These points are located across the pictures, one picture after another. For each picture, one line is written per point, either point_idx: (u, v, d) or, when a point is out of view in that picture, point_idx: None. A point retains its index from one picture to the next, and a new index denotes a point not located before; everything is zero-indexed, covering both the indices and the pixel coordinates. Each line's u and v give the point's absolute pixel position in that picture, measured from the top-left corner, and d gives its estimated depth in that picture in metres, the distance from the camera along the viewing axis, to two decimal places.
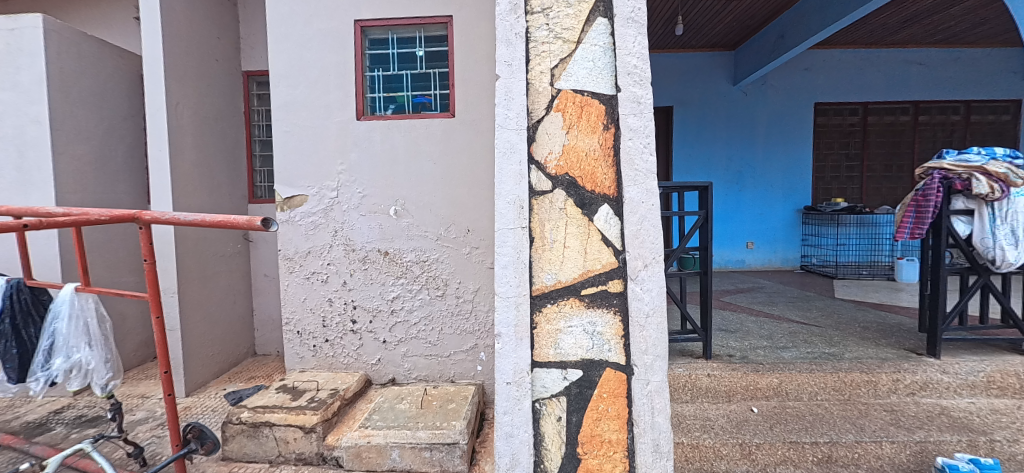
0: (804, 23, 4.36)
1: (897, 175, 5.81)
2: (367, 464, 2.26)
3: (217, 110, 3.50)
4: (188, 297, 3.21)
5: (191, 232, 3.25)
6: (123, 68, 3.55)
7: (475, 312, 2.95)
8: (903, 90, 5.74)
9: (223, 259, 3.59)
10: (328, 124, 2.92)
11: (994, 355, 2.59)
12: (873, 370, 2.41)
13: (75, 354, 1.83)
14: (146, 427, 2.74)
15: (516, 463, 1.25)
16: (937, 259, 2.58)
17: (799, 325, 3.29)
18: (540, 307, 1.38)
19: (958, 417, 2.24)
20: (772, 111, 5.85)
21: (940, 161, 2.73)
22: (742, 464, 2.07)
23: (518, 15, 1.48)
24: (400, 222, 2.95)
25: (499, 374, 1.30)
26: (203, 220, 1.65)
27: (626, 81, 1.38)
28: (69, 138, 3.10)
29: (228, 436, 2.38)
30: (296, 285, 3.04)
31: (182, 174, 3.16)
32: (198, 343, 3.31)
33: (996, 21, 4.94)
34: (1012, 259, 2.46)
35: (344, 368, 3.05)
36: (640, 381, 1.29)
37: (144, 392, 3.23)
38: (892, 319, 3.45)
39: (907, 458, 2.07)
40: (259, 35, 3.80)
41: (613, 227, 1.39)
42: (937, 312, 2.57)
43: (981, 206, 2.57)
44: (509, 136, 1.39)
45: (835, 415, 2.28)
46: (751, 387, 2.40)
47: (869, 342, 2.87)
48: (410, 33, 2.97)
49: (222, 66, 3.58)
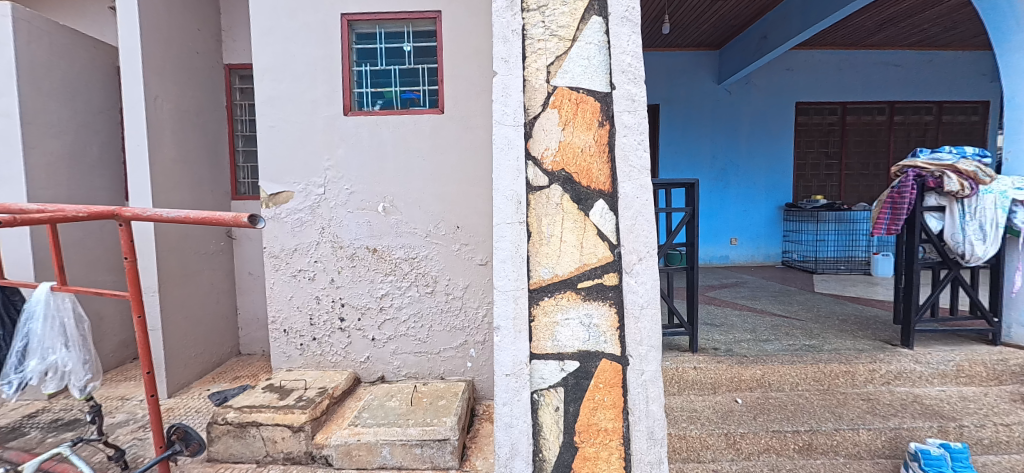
0: (788, 23, 4.44)
1: (874, 173, 6.02)
2: (358, 462, 2.25)
3: (199, 104, 3.42)
4: (169, 296, 3.13)
5: (172, 229, 3.17)
6: (97, 61, 3.44)
7: (465, 308, 2.96)
8: (880, 91, 5.94)
9: (206, 258, 3.52)
10: (315, 119, 2.88)
11: (963, 345, 2.71)
12: (851, 361, 2.49)
13: (51, 355, 1.77)
14: (127, 429, 2.68)
15: (515, 453, 1.27)
16: (911, 253, 2.69)
17: (781, 319, 3.38)
18: (537, 300, 1.40)
19: (930, 404, 2.36)
20: (755, 108, 5.97)
21: (914, 160, 2.82)
22: (728, 453, 2.16)
23: (514, 13, 1.48)
24: (389, 219, 2.93)
25: (498, 366, 1.31)
26: (187, 217, 1.61)
27: (620, 79, 1.41)
28: (41, 132, 2.99)
29: (213, 437, 2.34)
30: (282, 283, 2.99)
31: (163, 170, 3.08)
32: (182, 343, 3.24)
33: (966, 25, 5.15)
34: (979, 253, 2.59)
35: (332, 366, 3.03)
36: (634, 371, 1.31)
37: (124, 394, 3.14)
38: (868, 312, 3.57)
39: (882, 444, 2.17)
40: (243, 29, 3.72)
41: (608, 222, 1.42)
42: (910, 305, 2.67)
43: (952, 203, 2.67)
44: (506, 132, 1.40)
45: (815, 404, 2.36)
46: (735, 379, 2.45)
47: (847, 334, 2.97)
48: (399, 28, 2.95)
49: (203, 59, 3.50)
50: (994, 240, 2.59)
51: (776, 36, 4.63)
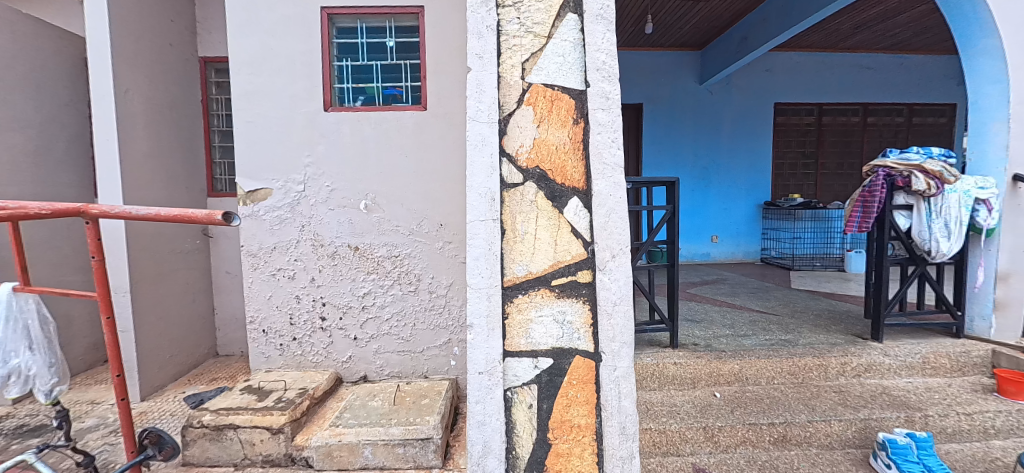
0: (768, 24, 4.52)
1: (848, 172, 6.21)
2: (339, 463, 2.22)
3: (172, 98, 3.32)
4: (142, 296, 3.03)
5: (145, 227, 3.07)
6: (63, 52, 3.29)
7: (448, 306, 2.95)
8: (855, 92, 6.11)
9: (181, 257, 3.41)
10: (293, 114, 2.82)
11: (929, 339, 2.83)
12: (824, 355, 2.57)
13: (13, 358, 1.69)
14: (97, 434, 2.58)
15: (488, 451, 1.27)
16: (882, 250, 2.78)
17: (758, 315, 3.47)
18: (511, 297, 1.40)
19: (897, 396, 2.44)
20: (736, 109, 6.08)
21: (884, 160, 2.91)
22: (706, 447, 2.20)
23: (489, 8, 1.47)
24: (371, 217, 2.89)
25: (472, 365, 1.31)
26: (157, 214, 1.55)
27: (595, 77, 1.41)
28: (3, 125, 2.86)
29: (189, 440, 2.28)
30: (261, 282, 2.92)
31: (134, 165, 2.97)
32: (156, 345, 3.15)
33: (936, 30, 5.34)
34: (945, 250, 2.71)
35: (313, 366, 2.98)
36: (607, 367, 1.33)
37: (94, 398, 3.03)
38: (842, 307, 3.69)
39: (853, 435, 2.24)
40: (218, 21, 3.61)
41: (582, 219, 1.42)
42: (880, 300, 2.77)
43: (920, 201, 2.76)
44: (480, 129, 1.39)
45: (791, 397, 2.42)
46: (714, 374, 2.51)
47: (821, 329, 3.06)
48: (380, 23, 2.91)
49: (177, 51, 3.38)
50: (957, 237, 2.71)
51: (756, 37, 4.72)
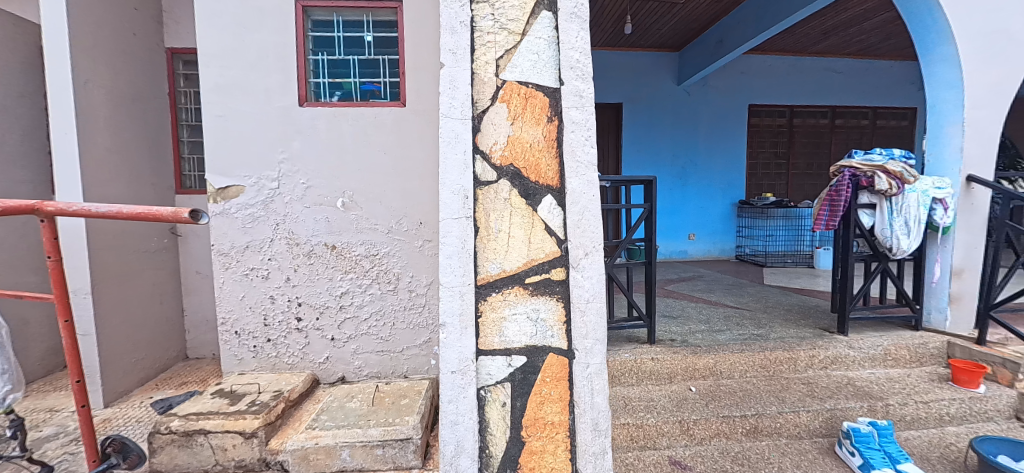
0: (743, 27, 4.64)
1: (817, 172, 6.45)
2: (316, 466, 2.17)
3: (136, 90, 3.17)
4: (105, 297, 2.89)
5: (107, 226, 2.92)
6: (16, 40, 3.10)
7: (428, 305, 2.92)
8: (825, 95, 6.33)
9: (148, 256, 3.27)
10: (266, 109, 2.73)
11: (890, 331, 2.96)
12: (793, 348, 2.67)
13: None
14: (55, 444, 2.45)
15: (461, 450, 1.27)
16: (847, 247, 2.89)
17: (733, 310, 3.57)
18: (484, 296, 1.39)
19: (861, 386, 2.55)
20: (712, 109, 6.22)
21: (849, 161, 3.03)
22: (681, 440, 2.25)
23: (463, 4, 1.45)
24: (348, 215, 2.83)
25: (444, 364, 1.30)
26: (119, 212, 1.48)
27: (569, 74, 1.41)
28: None
29: (156, 447, 2.19)
30: (232, 282, 2.82)
31: (95, 161, 2.83)
32: (120, 348, 3.01)
33: (899, 37, 5.59)
34: (905, 247, 2.83)
35: (288, 368, 2.91)
36: (580, 364, 1.34)
37: (52, 405, 2.87)
38: (811, 302, 3.83)
39: (819, 425, 2.33)
40: (186, 10, 3.46)
41: (556, 217, 1.43)
42: (845, 295, 2.88)
43: (882, 200, 2.89)
44: (453, 125, 1.38)
45: (762, 390, 2.50)
46: (690, 368, 2.57)
47: (791, 323, 3.17)
48: (357, 16, 2.84)
49: (141, 41, 3.23)
50: (916, 234, 2.83)
51: (732, 40, 4.83)
